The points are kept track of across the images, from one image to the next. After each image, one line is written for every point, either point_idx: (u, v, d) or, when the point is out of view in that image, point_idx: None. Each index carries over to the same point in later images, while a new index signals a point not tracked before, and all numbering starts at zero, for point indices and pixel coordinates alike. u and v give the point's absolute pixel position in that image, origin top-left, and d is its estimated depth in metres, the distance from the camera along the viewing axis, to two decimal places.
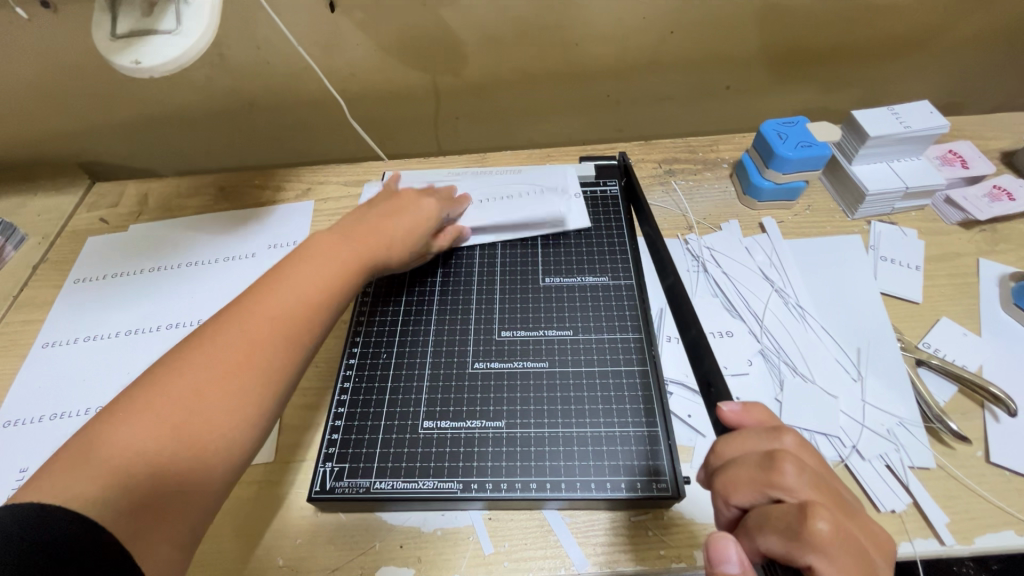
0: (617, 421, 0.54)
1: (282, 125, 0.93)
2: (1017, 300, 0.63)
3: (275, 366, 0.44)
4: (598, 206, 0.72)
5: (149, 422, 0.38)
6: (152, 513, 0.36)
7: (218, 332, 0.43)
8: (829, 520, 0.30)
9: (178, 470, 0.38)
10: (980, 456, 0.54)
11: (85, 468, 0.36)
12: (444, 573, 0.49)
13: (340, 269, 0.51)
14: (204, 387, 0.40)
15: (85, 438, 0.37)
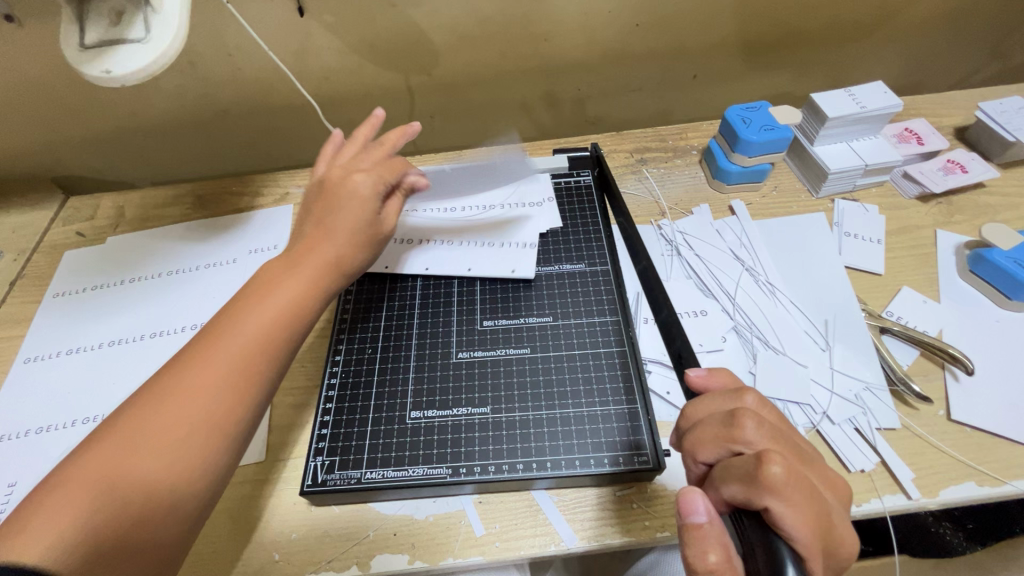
0: (598, 400, 0.56)
1: (257, 131, 0.93)
2: (972, 267, 0.66)
3: (236, 399, 0.42)
4: (572, 196, 0.74)
5: (124, 455, 0.38)
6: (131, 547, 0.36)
7: (188, 362, 0.43)
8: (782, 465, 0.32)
9: (156, 507, 0.38)
10: (942, 415, 0.57)
11: (61, 505, 0.35)
12: (438, 557, 0.51)
13: (291, 274, 0.49)
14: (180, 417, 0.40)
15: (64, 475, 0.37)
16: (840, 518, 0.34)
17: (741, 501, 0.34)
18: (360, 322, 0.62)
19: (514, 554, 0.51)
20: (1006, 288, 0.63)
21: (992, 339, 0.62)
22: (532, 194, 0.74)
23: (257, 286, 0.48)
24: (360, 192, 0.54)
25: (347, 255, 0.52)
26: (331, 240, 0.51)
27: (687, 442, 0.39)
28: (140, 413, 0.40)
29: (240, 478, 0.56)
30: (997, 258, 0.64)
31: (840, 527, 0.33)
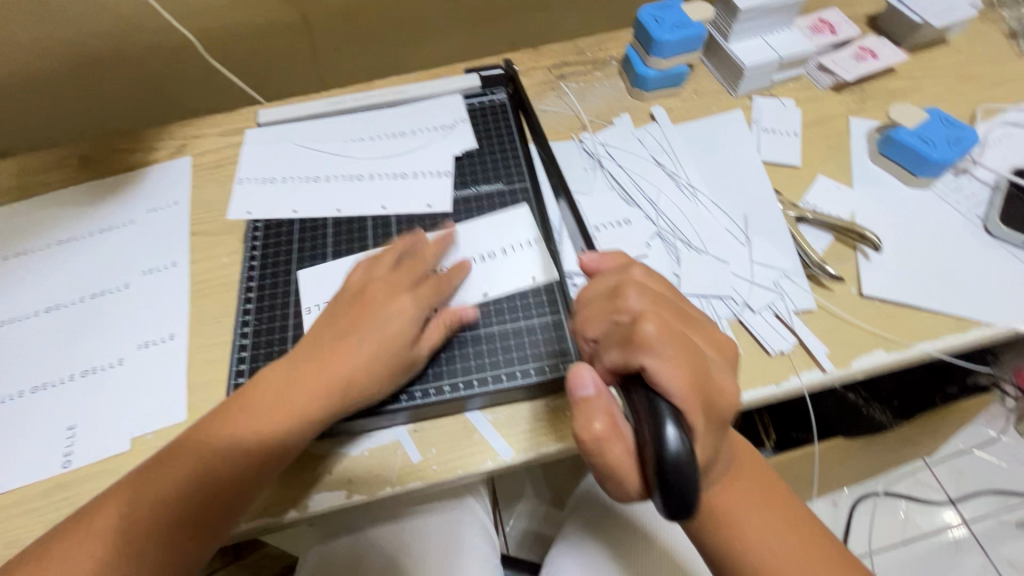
0: (522, 313, 0.56)
1: (149, 75, 0.88)
2: (883, 150, 0.67)
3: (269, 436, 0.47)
4: (486, 115, 0.71)
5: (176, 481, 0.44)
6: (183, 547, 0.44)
7: (198, 440, 0.46)
8: (654, 323, 0.36)
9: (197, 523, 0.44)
10: (855, 292, 0.59)
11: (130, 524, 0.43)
12: (377, 488, 0.51)
13: (314, 371, 0.48)
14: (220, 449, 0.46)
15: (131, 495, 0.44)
16: (719, 368, 0.38)
17: (618, 365, 0.37)
18: (270, 267, 0.63)
19: (452, 474, 0.51)
20: (913, 167, 0.65)
21: (900, 216, 0.64)
22: (443, 117, 0.71)
23: (284, 378, 0.48)
24: (399, 313, 0.51)
25: (366, 382, 0.49)
26: (349, 359, 0.49)
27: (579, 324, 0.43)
28: (165, 465, 0.45)
29: (162, 440, 0.55)
30: (904, 137, 0.65)
31: (719, 378, 0.37)
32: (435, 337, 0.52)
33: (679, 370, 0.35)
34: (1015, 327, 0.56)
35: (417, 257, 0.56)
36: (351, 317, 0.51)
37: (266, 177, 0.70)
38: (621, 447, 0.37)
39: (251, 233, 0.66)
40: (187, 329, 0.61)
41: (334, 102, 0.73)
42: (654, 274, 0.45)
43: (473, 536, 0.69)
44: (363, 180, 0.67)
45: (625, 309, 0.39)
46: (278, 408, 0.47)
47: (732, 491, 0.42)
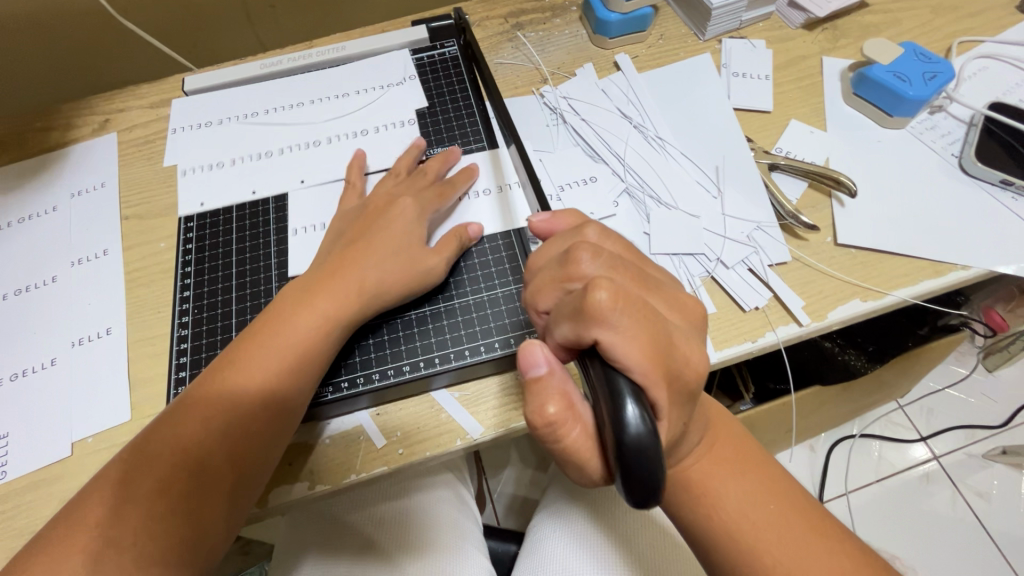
0: (483, 285, 0.54)
1: (67, 52, 0.81)
2: (856, 89, 0.64)
3: (269, 386, 0.45)
4: (436, 70, 0.66)
5: (179, 435, 0.43)
6: (189, 506, 0.41)
7: (211, 386, 0.45)
8: (609, 291, 0.32)
9: (199, 480, 0.42)
10: (830, 242, 0.57)
11: (132, 481, 0.41)
12: (340, 477, 0.49)
13: (323, 297, 0.48)
14: (221, 404, 0.45)
15: (135, 450, 0.43)
16: (682, 336, 0.35)
17: (571, 339, 0.34)
18: (209, 251, 0.59)
19: (419, 457, 0.49)
20: (887, 107, 0.62)
21: (875, 160, 0.61)
22: (389, 75, 0.66)
23: (294, 303, 0.48)
24: (406, 216, 0.52)
25: (380, 300, 0.49)
26: (359, 272, 0.49)
27: (530, 294, 0.39)
28: (170, 421, 0.44)
29: (104, 443, 0.51)
30: (878, 74, 0.62)
31: (683, 347, 0.34)
32: (450, 246, 0.52)
33: (637, 341, 0.32)
34: (991, 269, 0.55)
35: (426, 170, 0.57)
36: (358, 229, 0.52)
37: (196, 150, 0.64)
38: (578, 429, 0.35)
39: (185, 214, 0.61)
40: (125, 322, 0.57)
41: (268, 64, 0.67)
42: (611, 233, 0.41)
43: (452, 510, 0.67)
44: (320, 144, 0.62)
45: (578, 276, 0.36)
46: (289, 341, 0.46)
47: (710, 458, 0.42)
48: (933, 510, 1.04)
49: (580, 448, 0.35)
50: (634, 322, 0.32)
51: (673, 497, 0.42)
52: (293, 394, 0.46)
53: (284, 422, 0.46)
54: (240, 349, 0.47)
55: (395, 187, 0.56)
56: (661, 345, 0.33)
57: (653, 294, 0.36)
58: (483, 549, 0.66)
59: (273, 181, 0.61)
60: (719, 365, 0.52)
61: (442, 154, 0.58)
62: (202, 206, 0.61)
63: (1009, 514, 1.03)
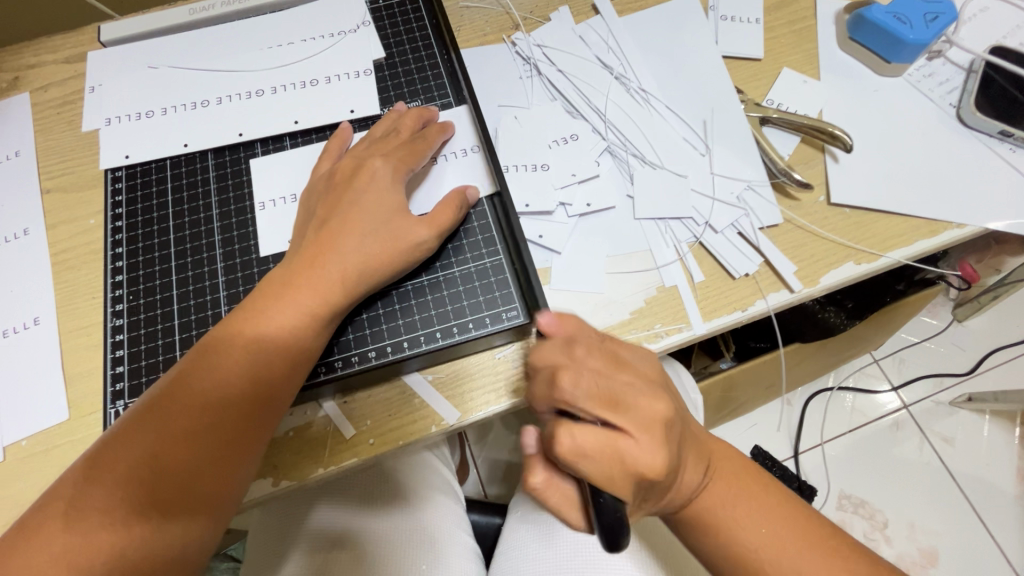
0: (454, 259, 0.49)
1: None
2: (852, 33, 0.59)
3: (247, 378, 0.41)
4: (393, 15, 0.59)
5: (146, 433, 0.39)
6: (163, 510, 0.38)
7: (182, 378, 0.40)
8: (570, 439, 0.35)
9: (174, 481, 0.38)
10: (822, 201, 0.53)
11: (99, 484, 0.37)
12: (306, 471, 0.45)
13: (303, 287, 0.43)
14: (190, 400, 0.39)
15: (99, 450, 0.39)
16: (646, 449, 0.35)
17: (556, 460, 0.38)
18: (143, 229, 0.52)
19: (392, 447, 0.46)
20: (884, 53, 0.58)
21: (871, 110, 0.57)
22: (341, 20, 0.58)
23: (270, 295, 0.43)
24: (380, 181, 0.46)
25: (359, 285, 0.44)
26: (337, 257, 0.43)
27: (530, 393, 0.41)
28: (137, 418, 0.39)
29: (40, 446, 0.46)
30: (877, 16, 0.57)
31: (643, 457, 0.35)
32: (445, 217, 0.47)
33: (601, 480, 0.35)
34: (984, 226, 0.53)
35: (398, 130, 0.50)
36: (328, 205, 0.46)
37: (111, 113, 0.56)
38: (560, 497, 0.40)
39: (112, 186, 0.54)
40: (55, 310, 0.51)
41: (198, 8, 0.58)
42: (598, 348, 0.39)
43: (430, 490, 0.64)
44: (264, 93, 0.55)
45: (557, 403, 0.37)
46: (271, 330, 0.42)
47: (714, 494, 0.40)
48: (902, 456, 1.07)
49: (564, 509, 0.40)
50: (600, 462, 0.35)
51: (686, 529, 0.42)
52: (276, 386, 0.41)
53: (267, 414, 0.41)
54: (217, 336, 0.42)
55: (364, 151, 0.49)
56: (620, 464, 0.35)
57: (624, 413, 0.36)
58: (464, 525, 0.64)
59: (208, 136, 0.54)
60: (708, 336, 0.50)
61: (417, 110, 0.52)
62: (129, 161, 0.54)
63: (972, 457, 1.07)
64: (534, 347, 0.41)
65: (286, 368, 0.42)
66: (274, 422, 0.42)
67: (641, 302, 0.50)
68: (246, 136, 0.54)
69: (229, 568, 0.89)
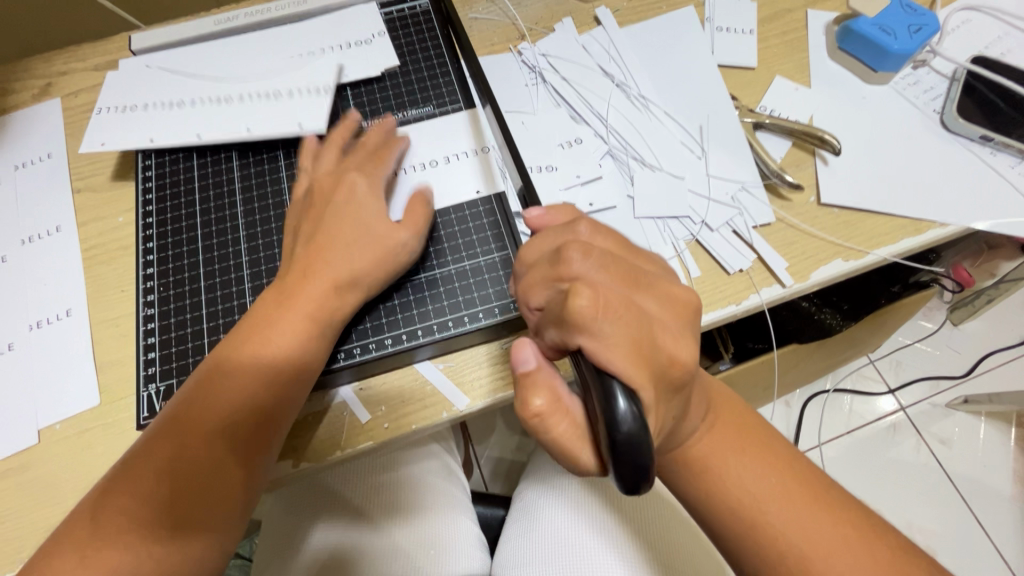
0: (464, 252, 0.52)
1: None
2: (842, 44, 0.62)
3: (254, 401, 0.43)
4: (407, 25, 0.62)
5: (157, 459, 0.41)
6: (180, 528, 0.40)
7: (193, 404, 0.43)
8: (589, 295, 0.32)
9: (188, 502, 0.40)
10: (813, 202, 0.56)
11: (116, 508, 0.39)
12: (325, 453, 0.48)
13: (306, 306, 0.45)
14: (197, 427, 0.42)
15: (112, 476, 0.41)
16: (670, 334, 0.34)
17: (559, 342, 0.34)
18: (172, 224, 0.54)
19: (405, 431, 0.49)
20: (872, 61, 0.61)
21: (859, 118, 0.60)
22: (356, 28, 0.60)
23: (289, 293, 0.46)
24: (358, 195, 0.49)
25: (379, 273, 0.47)
26: (355, 249, 0.47)
27: (522, 290, 0.38)
28: (150, 444, 0.41)
29: (73, 430, 0.49)
30: (863, 27, 0.60)
31: (668, 345, 0.34)
32: (420, 217, 0.50)
33: (622, 347, 0.32)
34: (969, 226, 0.56)
35: (361, 144, 0.53)
36: (345, 200, 0.49)
37: (131, 103, 0.57)
38: (566, 422, 0.36)
39: (141, 173, 0.56)
40: (86, 302, 0.53)
41: (223, 19, 0.60)
42: (603, 229, 0.39)
43: (438, 482, 0.66)
44: (282, 98, 0.56)
45: (569, 276, 0.35)
46: (271, 351, 0.44)
47: (710, 435, 0.42)
48: (898, 455, 1.09)
49: (570, 439, 0.35)
50: (619, 324, 0.32)
51: (673, 473, 0.43)
52: (281, 406, 0.44)
53: (272, 429, 0.44)
54: (226, 358, 0.44)
55: (337, 165, 0.52)
56: (646, 347, 0.33)
57: (641, 291, 0.35)
58: (471, 515, 0.67)
59: (228, 136, 0.55)
60: (703, 329, 0.52)
61: (377, 123, 0.54)
62: (153, 145, 0.55)
63: (967, 456, 1.09)
64: (530, 238, 0.40)
65: (291, 387, 0.45)
66: (280, 439, 0.45)
67: None
68: (253, 132, 0.54)
69: (239, 564, 0.91)
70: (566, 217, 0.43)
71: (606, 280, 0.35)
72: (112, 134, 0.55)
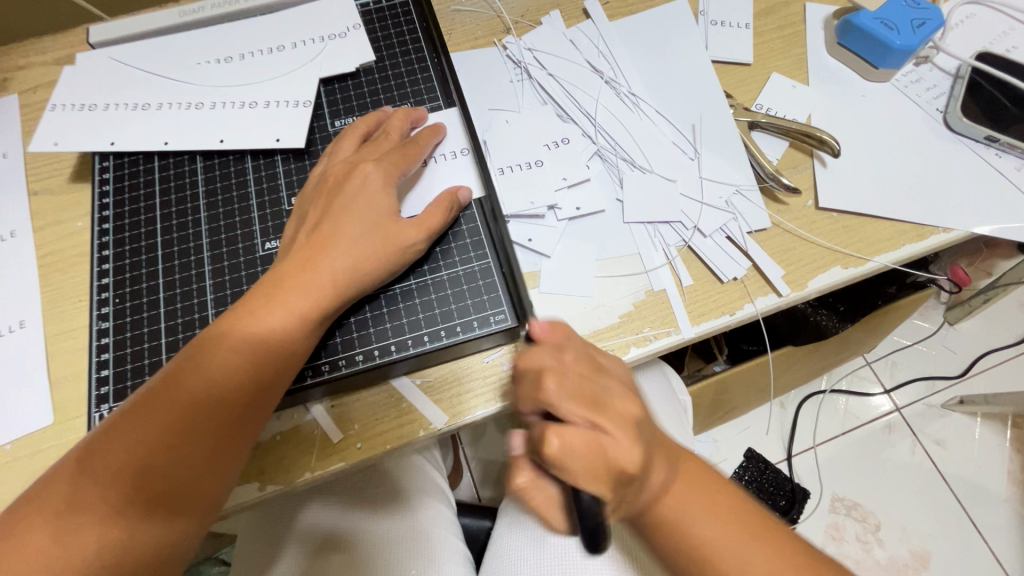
0: (442, 262, 0.49)
1: None
2: (841, 39, 0.59)
3: (235, 388, 0.40)
4: (385, 18, 0.58)
5: (128, 443, 0.37)
6: (154, 512, 0.37)
7: (169, 387, 0.39)
8: None
9: (161, 489, 0.37)
10: (811, 206, 0.54)
11: (84, 494, 0.36)
12: (292, 475, 0.45)
13: (295, 289, 0.42)
14: (171, 414, 0.38)
15: (77, 459, 0.37)
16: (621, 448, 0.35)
17: None
18: (130, 231, 0.51)
19: (379, 452, 0.46)
20: (873, 58, 0.58)
21: (858, 117, 0.58)
22: (330, 21, 0.56)
23: (260, 298, 0.42)
24: (370, 186, 0.46)
25: (355, 282, 0.44)
26: (330, 260, 0.43)
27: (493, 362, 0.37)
28: (121, 428, 0.38)
29: (24, 450, 0.46)
30: (864, 22, 0.57)
31: (620, 455, 0.35)
32: (436, 219, 0.47)
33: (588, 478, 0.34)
34: (971, 230, 0.53)
35: (387, 132, 0.50)
36: (322, 206, 0.46)
37: (87, 101, 0.53)
38: None
39: (99, 175, 0.53)
40: (41, 313, 0.50)
41: (188, 10, 0.57)
42: (581, 351, 0.39)
43: (421, 495, 0.63)
44: (257, 107, 0.53)
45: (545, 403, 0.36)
46: (267, 327, 0.41)
47: (671, 498, 0.39)
48: (893, 458, 1.08)
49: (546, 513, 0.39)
50: None
51: (636, 533, 0.40)
52: (266, 392, 0.41)
53: (259, 410, 0.41)
54: (210, 336, 0.41)
55: (354, 154, 0.49)
56: None
57: (610, 420, 0.36)
58: (455, 529, 0.64)
59: (192, 137, 0.52)
60: (695, 340, 0.50)
61: (403, 111, 0.51)
62: (114, 148, 0.52)
63: (962, 459, 1.07)
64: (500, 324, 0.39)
65: (279, 369, 0.42)
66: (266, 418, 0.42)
67: (630, 306, 0.50)
68: (229, 143, 0.52)
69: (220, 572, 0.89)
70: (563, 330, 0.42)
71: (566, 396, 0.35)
72: (66, 134, 0.52)
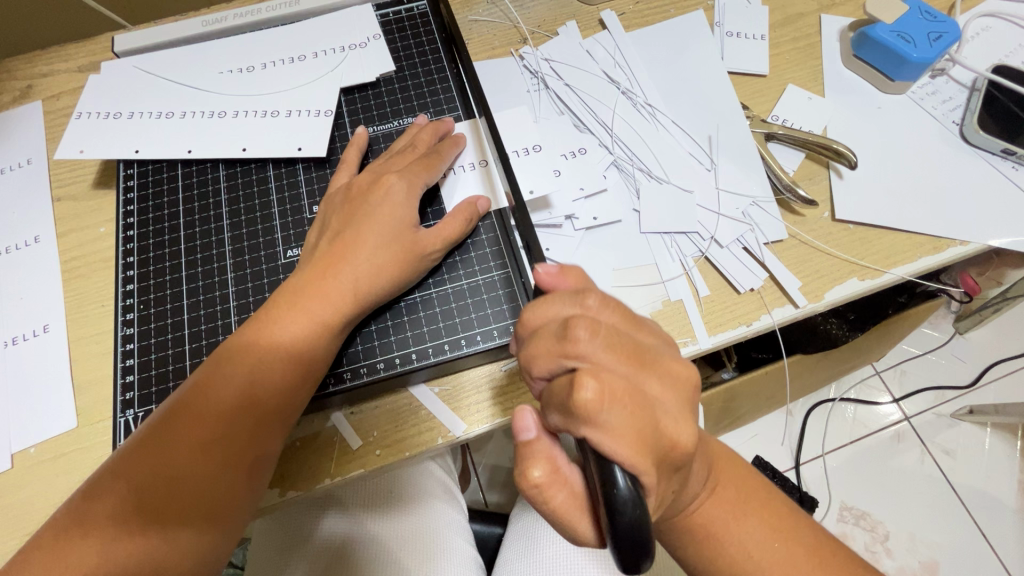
0: (462, 271, 0.49)
1: None
2: (857, 51, 0.60)
3: (250, 399, 0.41)
4: (404, 29, 0.59)
5: (148, 451, 0.38)
6: (164, 523, 0.37)
7: (189, 399, 0.40)
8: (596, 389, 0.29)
9: (175, 499, 0.38)
10: (827, 218, 0.54)
11: (103, 502, 0.37)
12: (312, 482, 0.46)
13: (310, 302, 0.43)
14: (189, 424, 0.39)
15: (102, 469, 0.38)
16: (675, 419, 0.31)
17: (562, 428, 0.32)
18: (154, 238, 0.52)
19: (397, 459, 0.46)
20: (889, 70, 0.58)
21: (874, 129, 0.58)
22: (350, 31, 0.57)
23: (282, 306, 0.43)
24: (393, 197, 0.46)
25: (376, 289, 0.44)
26: (350, 268, 0.44)
27: (525, 358, 0.35)
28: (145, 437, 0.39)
29: (48, 453, 0.46)
30: (881, 33, 0.57)
31: (677, 430, 0.31)
32: (455, 228, 0.47)
33: (629, 440, 0.29)
34: (988, 243, 0.53)
35: (416, 146, 0.50)
36: (345, 215, 0.46)
37: (112, 109, 0.54)
38: (563, 493, 0.34)
39: (123, 183, 0.54)
40: (64, 318, 0.51)
41: (211, 20, 0.58)
42: (614, 300, 0.35)
43: (432, 500, 0.63)
44: (279, 115, 0.53)
45: (573, 355, 0.32)
46: (282, 341, 0.42)
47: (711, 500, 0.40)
48: (903, 468, 1.07)
49: (568, 510, 0.34)
50: (627, 416, 0.29)
51: (677, 538, 0.41)
52: (279, 405, 0.42)
53: (273, 423, 0.41)
54: (229, 351, 0.42)
55: (380, 165, 0.50)
56: (651, 434, 0.30)
57: (655, 375, 0.32)
58: (467, 535, 0.64)
59: (214, 145, 0.53)
60: (712, 351, 0.50)
61: (432, 125, 0.52)
62: (138, 156, 0.52)
63: (972, 469, 1.07)
64: (533, 302, 0.36)
65: (294, 384, 0.42)
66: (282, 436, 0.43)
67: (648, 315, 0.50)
68: (251, 152, 0.52)
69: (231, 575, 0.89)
70: (576, 280, 0.39)
71: (610, 360, 0.31)
72: (92, 141, 0.52)
